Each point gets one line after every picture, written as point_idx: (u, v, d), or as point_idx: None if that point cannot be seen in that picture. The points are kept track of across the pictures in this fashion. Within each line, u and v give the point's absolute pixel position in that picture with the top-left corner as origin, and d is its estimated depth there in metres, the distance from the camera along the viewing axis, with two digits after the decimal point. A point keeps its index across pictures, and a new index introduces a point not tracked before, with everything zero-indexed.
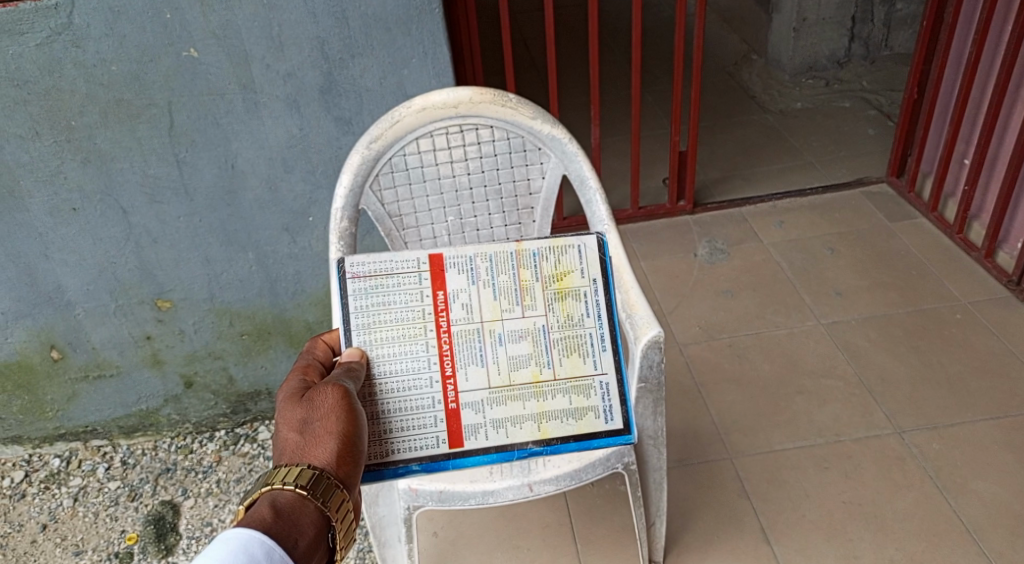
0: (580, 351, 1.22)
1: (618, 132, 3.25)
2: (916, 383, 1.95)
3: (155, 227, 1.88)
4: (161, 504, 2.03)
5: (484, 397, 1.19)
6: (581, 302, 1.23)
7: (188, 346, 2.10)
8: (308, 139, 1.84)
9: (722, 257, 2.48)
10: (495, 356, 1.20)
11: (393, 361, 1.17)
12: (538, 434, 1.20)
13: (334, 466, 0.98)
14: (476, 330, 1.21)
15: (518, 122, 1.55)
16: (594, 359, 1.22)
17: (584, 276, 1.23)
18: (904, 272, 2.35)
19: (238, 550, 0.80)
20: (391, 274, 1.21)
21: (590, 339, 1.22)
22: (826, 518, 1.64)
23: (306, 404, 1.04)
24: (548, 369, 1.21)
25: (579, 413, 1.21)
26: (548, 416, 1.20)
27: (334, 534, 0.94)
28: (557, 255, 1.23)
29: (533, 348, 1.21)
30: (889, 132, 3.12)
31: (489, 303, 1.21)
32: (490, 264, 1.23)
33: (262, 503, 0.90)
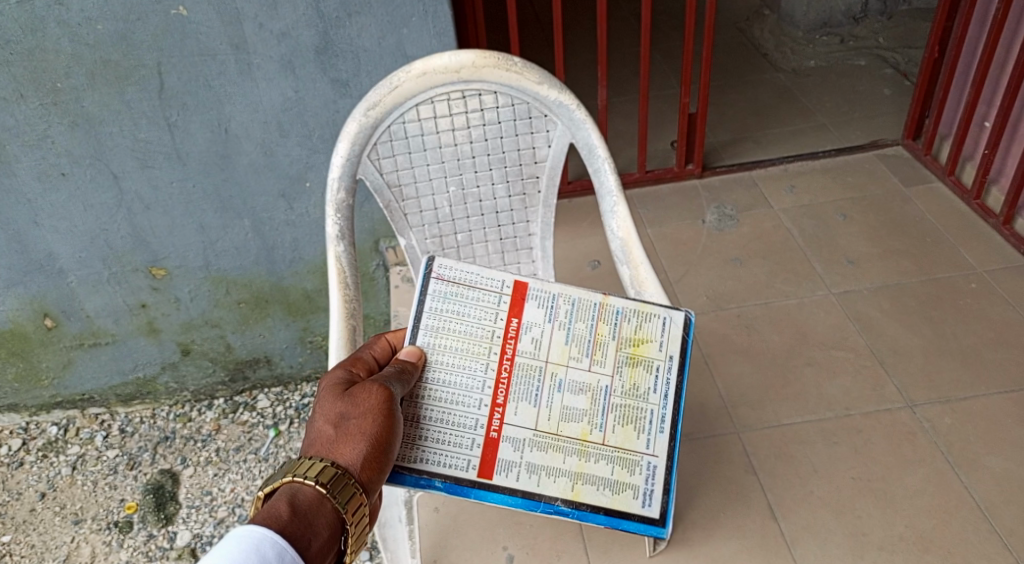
0: (636, 424, 1.21)
1: (624, 92, 3.15)
2: (929, 355, 1.90)
3: (147, 193, 1.81)
4: (160, 473, 2.01)
5: (527, 438, 1.18)
6: (651, 375, 1.22)
7: (184, 315, 2.06)
8: (304, 102, 1.77)
9: (731, 224, 2.41)
10: (546, 396, 1.19)
11: (450, 374, 1.17)
12: (570, 493, 1.18)
13: (359, 470, 0.98)
14: (538, 368, 1.20)
15: (524, 88, 1.48)
16: (648, 438, 1.21)
17: (661, 349, 1.23)
18: (918, 239, 2.28)
19: (250, 550, 0.80)
20: (472, 288, 1.22)
21: (649, 416, 1.21)
22: (835, 494, 1.61)
23: (348, 399, 1.03)
24: (598, 431, 1.20)
25: (617, 486, 1.19)
26: (584, 478, 1.18)
27: (346, 537, 0.94)
28: (640, 320, 1.23)
29: (593, 401, 1.20)
30: (906, 92, 3.01)
31: (561, 348, 1.21)
32: (572, 307, 1.23)
33: (281, 497, 0.90)
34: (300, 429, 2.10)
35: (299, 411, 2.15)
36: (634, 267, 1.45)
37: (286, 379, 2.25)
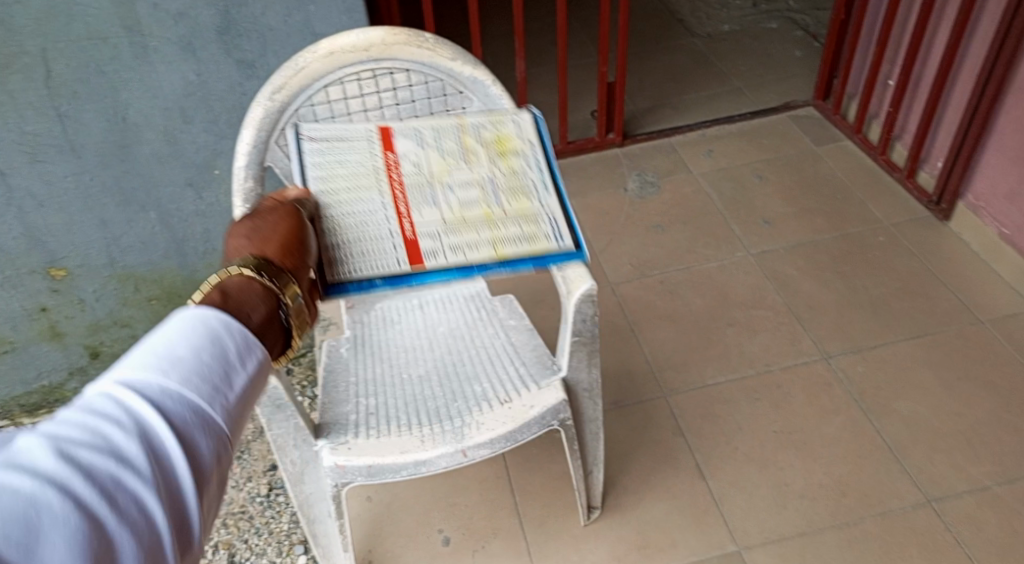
0: (527, 195, 1.21)
1: (543, 63, 3.14)
2: (842, 308, 1.98)
3: (38, 189, 1.69)
4: None
5: (436, 228, 1.15)
6: (523, 159, 1.27)
7: (90, 316, 1.96)
8: (208, 85, 1.70)
9: (653, 191, 2.44)
10: (441, 202, 1.19)
11: (352, 206, 1.17)
12: (494, 254, 1.11)
13: (281, 258, 0.91)
14: (416, 175, 1.23)
15: (437, 65, 1.45)
16: (541, 201, 1.21)
17: (523, 139, 1.32)
18: (830, 197, 2.36)
19: (194, 321, 0.69)
20: (343, 140, 1.30)
21: (534, 184, 1.23)
22: (758, 449, 1.67)
23: (248, 220, 0.97)
24: (496, 207, 1.19)
25: (532, 238, 1.14)
26: (502, 240, 1.13)
27: (290, 314, 0.85)
28: (497, 124, 1.33)
29: (468, 149, 1.28)
30: (815, 53, 3.09)
31: (437, 161, 1.25)
32: (434, 132, 1.31)
33: (205, 289, 0.80)
34: None
35: None
36: None
37: None
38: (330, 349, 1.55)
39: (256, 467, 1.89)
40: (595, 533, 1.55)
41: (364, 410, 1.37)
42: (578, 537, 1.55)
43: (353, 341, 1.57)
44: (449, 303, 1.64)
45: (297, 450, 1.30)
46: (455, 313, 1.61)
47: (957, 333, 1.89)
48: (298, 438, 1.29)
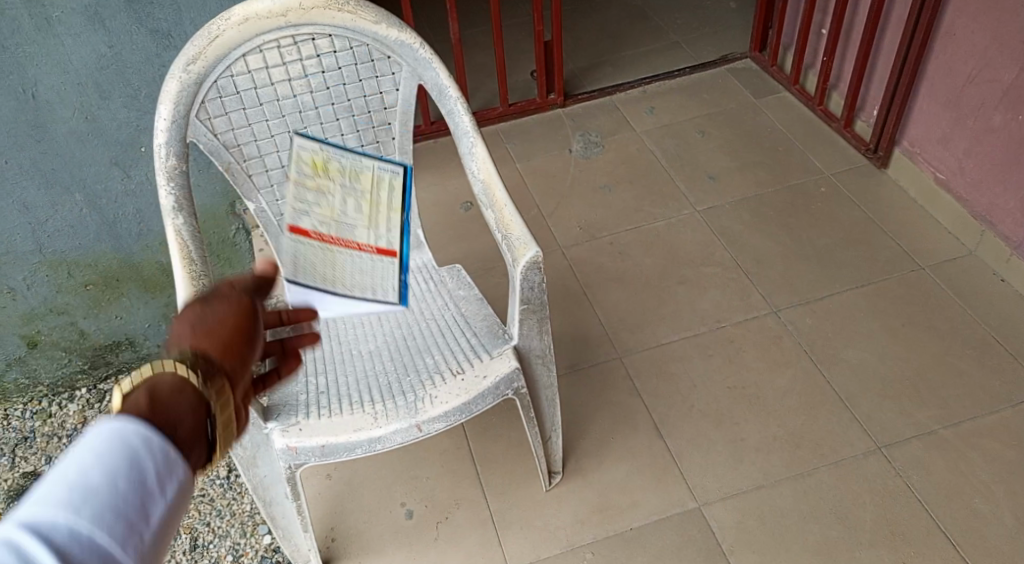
0: (356, 170, 1.40)
1: (479, 23, 3.06)
2: (788, 261, 2.00)
3: None
4: (24, 477, 1.91)
5: (369, 236, 1.42)
6: (330, 157, 1.40)
7: (24, 305, 1.93)
8: (122, 58, 1.69)
9: (597, 151, 2.42)
10: (356, 225, 1.42)
11: (348, 277, 1.45)
12: (397, 209, 1.45)
13: (220, 355, 0.81)
14: (330, 227, 1.41)
15: (361, 29, 1.38)
16: (358, 159, 1.41)
17: (314, 148, 1.38)
18: (771, 149, 2.37)
19: (106, 447, 0.63)
20: (293, 258, 1.43)
21: (348, 159, 1.40)
22: (714, 404, 1.69)
23: (200, 304, 0.86)
24: (365, 196, 1.41)
25: (393, 185, 1.46)
26: (388, 205, 1.44)
27: (215, 424, 0.75)
28: (298, 157, 1.40)
29: (321, 184, 1.39)
30: (751, 3, 3.08)
31: (323, 213, 1.40)
32: (297, 210, 1.39)
33: (136, 390, 0.71)
34: None
35: None
36: (499, 208, 1.34)
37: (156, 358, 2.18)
38: (274, 328, 1.49)
39: None
40: (557, 498, 1.54)
41: (314, 388, 1.32)
42: (541, 503, 1.54)
43: None
44: None
45: (245, 434, 1.22)
46: (401, 286, 1.56)
47: (899, 281, 1.93)
48: (245, 422, 1.21)
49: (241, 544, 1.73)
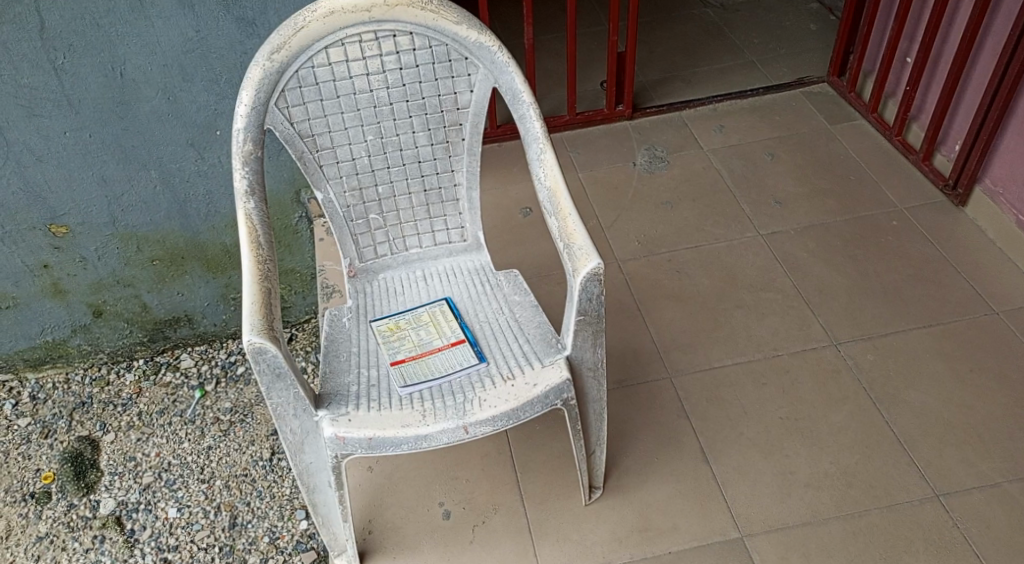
0: (419, 341, 1.43)
1: (552, 30, 3.06)
2: (853, 293, 1.95)
3: (37, 144, 1.78)
4: (78, 440, 2.03)
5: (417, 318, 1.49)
6: (402, 329, 1.47)
7: (93, 274, 2.07)
8: (207, 43, 1.74)
9: (662, 166, 2.39)
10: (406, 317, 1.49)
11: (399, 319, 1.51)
12: (441, 310, 1.50)
13: None
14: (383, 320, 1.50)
15: (442, 28, 1.39)
16: (421, 330, 1.46)
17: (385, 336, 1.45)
18: (843, 177, 2.31)
19: None
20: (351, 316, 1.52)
21: (415, 332, 1.45)
22: (764, 434, 1.65)
23: None
24: (418, 325, 1.47)
25: (443, 315, 1.49)
26: (437, 317, 1.49)
27: None
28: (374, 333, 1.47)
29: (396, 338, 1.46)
30: (831, 27, 3.01)
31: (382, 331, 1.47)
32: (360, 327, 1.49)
33: None
34: (227, 388, 2.14)
35: (226, 369, 2.21)
36: (563, 216, 1.32)
37: (210, 337, 2.30)
38: (332, 318, 1.51)
39: (259, 431, 2.01)
40: (596, 513, 1.52)
41: (365, 381, 1.34)
42: (579, 516, 1.52)
43: (355, 311, 1.53)
44: (453, 275, 1.60)
45: (296, 420, 1.24)
46: (457, 286, 1.57)
47: (970, 324, 1.85)
48: (298, 408, 1.22)
49: (277, 527, 1.77)
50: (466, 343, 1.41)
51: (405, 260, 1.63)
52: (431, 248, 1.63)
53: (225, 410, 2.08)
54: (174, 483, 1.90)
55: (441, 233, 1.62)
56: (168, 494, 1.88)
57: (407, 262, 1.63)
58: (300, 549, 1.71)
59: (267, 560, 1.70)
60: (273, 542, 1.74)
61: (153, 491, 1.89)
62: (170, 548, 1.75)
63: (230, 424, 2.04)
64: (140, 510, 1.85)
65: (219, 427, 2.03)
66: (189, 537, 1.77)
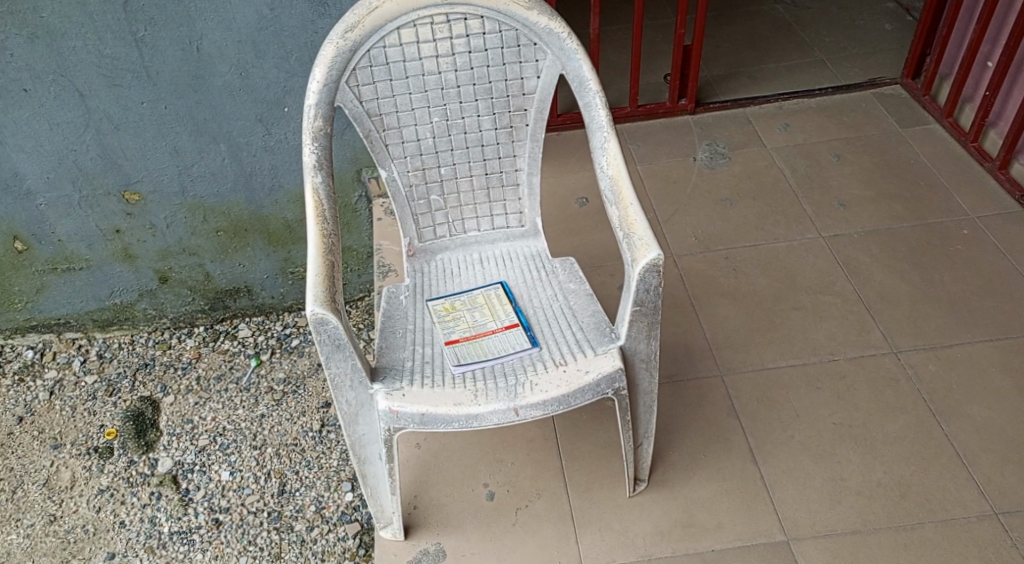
0: (474, 322, 1.45)
1: (617, 21, 3.04)
2: (916, 301, 1.89)
3: (116, 113, 1.86)
4: (140, 400, 2.12)
5: (473, 300, 1.51)
6: (458, 309, 1.49)
7: (161, 241, 2.15)
8: (280, 21, 1.78)
9: (723, 162, 2.36)
10: (463, 299, 1.52)
11: (454, 298, 1.53)
12: (497, 294, 1.52)
13: None
14: (439, 299, 1.52)
15: (512, 13, 1.40)
16: (476, 312, 1.48)
17: (441, 315, 1.48)
18: (912, 182, 2.24)
19: None
20: (408, 292, 1.55)
21: (470, 313, 1.47)
22: (815, 438, 1.62)
23: None
24: (474, 307, 1.49)
25: (498, 299, 1.51)
26: (492, 301, 1.50)
27: None
28: (431, 311, 1.49)
29: (451, 316, 1.48)
30: (908, 27, 2.92)
31: (438, 309, 1.49)
32: (417, 302, 1.52)
33: None
34: (282, 359, 2.20)
35: (281, 341, 2.27)
36: (624, 206, 1.32)
37: (267, 309, 2.37)
38: (389, 295, 1.54)
39: (310, 403, 2.07)
40: (640, 505, 1.52)
41: (419, 357, 1.36)
42: (622, 507, 1.53)
43: (412, 290, 1.55)
44: (509, 260, 1.62)
45: (352, 391, 1.27)
46: (513, 271, 1.58)
47: None
48: (354, 379, 1.25)
49: (324, 497, 1.82)
50: (519, 327, 1.42)
51: (463, 243, 1.64)
52: (489, 232, 1.65)
53: (278, 380, 2.14)
54: (228, 447, 1.97)
55: (499, 218, 1.64)
56: (222, 458, 1.95)
57: (464, 245, 1.65)
58: (345, 519, 1.76)
59: (313, 528, 1.75)
60: (320, 511, 1.79)
61: (208, 454, 1.96)
62: (223, 510, 1.82)
63: (283, 394, 2.10)
64: (195, 471, 1.92)
65: (273, 397, 2.09)
66: (240, 501, 1.83)
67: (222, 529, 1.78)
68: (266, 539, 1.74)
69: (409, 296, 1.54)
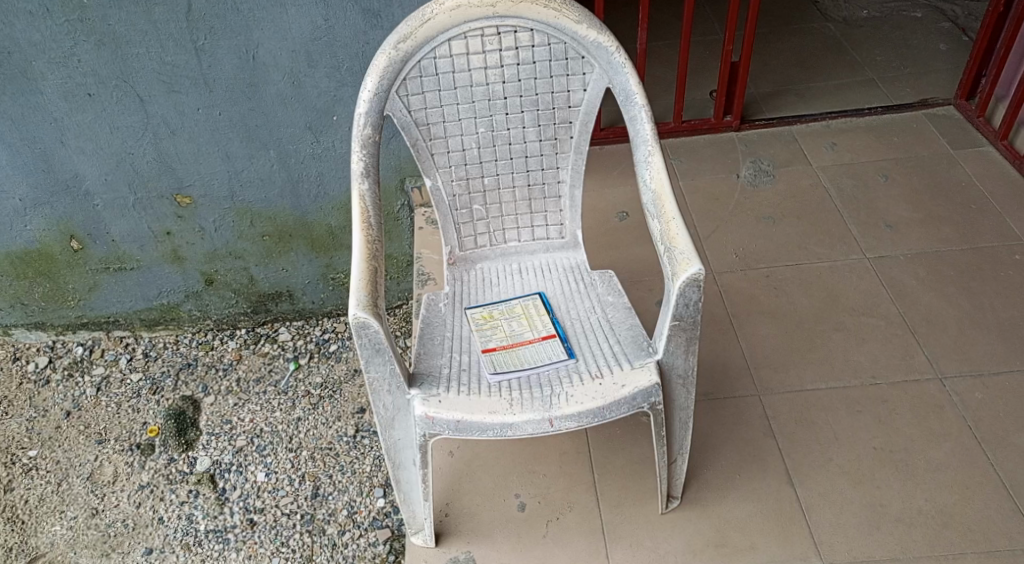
0: (511, 331, 1.46)
1: (664, 37, 3.04)
2: (964, 326, 1.85)
3: (173, 118, 1.92)
4: (182, 399, 2.17)
5: (511, 309, 1.52)
6: (497, 317, 1.50)
7: (208, 244, 2.21)
8: (333, 31, 1.83)
9: (767, 180, 2.33)
10: (502, 308, 1.53)
11: (492, 306, 1.54)
12: (535, 304, 1.53)
13: None
14: (479, 307, 1.54)
15: (562, 27, 1.42)
16: (514, 321, 1.49)
17: (479, 322, 1.49)
18: (962, 205, 2.19)
19: None
20: (447, 298, 1.57)
21: (508, 322, 1.49)
22: (855, 462, 1.59)
23: None
24: (512, 316, 1.50)
25: (537, 309, 1.51)
26: (530, 311, 1.51)
27: None
28: (469, 317, 1.51)
29: (490, 324, 1.49)
30: (963, 48, 2.86)
31: (477, 316, 1.51)
32: (456, 308, 1.54)
33: None
34: (319, 363, 2.24)
35: (319, 346, 2.31)
36: (666, 220, 1.32)
37: (307, 314, 2.42)
38: (429, 302, 1.56)
39: (346, 408, 2.09)
40: (672, 523, 1.51)
41: (457, 364, 1.38)
42: (654, 524, 1.51)
43: (451, 297, 1.57)
44: (548, 271, 1.62)
45: (390, 396, 1.28)
46: (552, 282, 1.59)
47: None
48: (392, 384, 1.27)
49: (356, 502, 1.84)
50: (556, 338, 1.42)
51: (503, 253, 1.66)
52: (529, 242, 1.66)
53: (316, 384, 2.17)
54: (264, 449, 2.00)
55: (540, 229, 1.65)
56: (258, 459, 1.98)
57: (504, 254, 1.66)
58: (376, 525, 1.77)
59: (344, 532, 1.77)
60: (351, 516, 1.81)
61: (245, 454, 2.00)
62: (257, 510, 1.85)
63: (319, 398, 2.13)
64: (233, 470, 1.96)
65: (310, 400, 2.12)
66: (274, 502, 1.86)
67: (256, 529, 1.81)
68: (298, 541, 1.77)
69: (449, 302, 1.56)
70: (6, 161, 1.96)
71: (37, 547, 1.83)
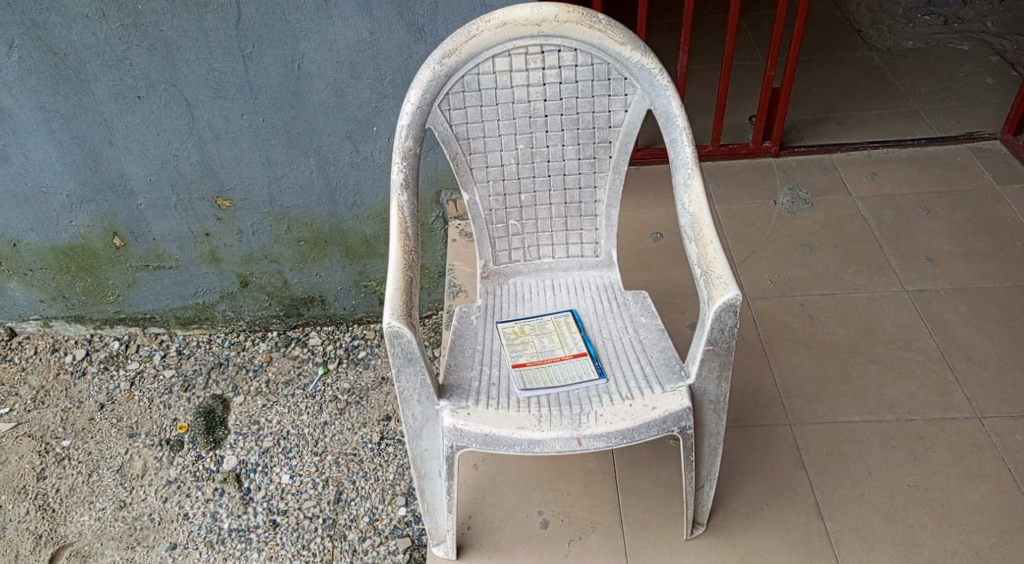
0: (542, 345, 1.46)
1: (706, 61, 3.04)
2: (1005, 366, 1.80)
3: (217, 122, 1.97)
4: (211, 398, 2.20)
5: (542, 323, 1.53)
6: (529, 332, 1.51)
7: (246, 247, 2.25)
8: (378, 44, 1.86)
9: (805, 207, 2.31)
10: (533, 323, 1.53)
11: (523, 321, 1.54)
12: (566, 320, 1.53)
13: None
14: (509, 321, 1.54)
15: (606, 47, 1.42)
16: (545, 336, 1.49)
17: (509, 336, 1.49)
18: (1007, 242, 2.14)
19: None
20: (477, 311, 1.58)
21: (539, 337, 1.49)
22: (887, 499, 1.56)
23: None
24: (543, 331, 1.50)
25: (567, 324, 1.52)
26: (562, 326, 1.51)
27: None
28: (500, 331, 1.51)
29: (522, 338, 1.49)
30: (1011, 82, 2.82)
31: (508, 330, 1.51)
32: (485, 321, 1.55)
33: None
34: (348, 369, 2.26)
35: (348, 352, 2.33)
36: (704, 243, 1.31)
37: (338, 319, 2.45)
38: (461, 315, 1.57)
39: (372, 415, 2.10)
40: (697, 549, 1.49)
41: (486, 378, 1.38)
42: (679, 550, 1.49)
43: (483, 311, 1.58)
44: (580, 289, 1.62)
45: (419, 406, 1.28)
46: (585, 300, 1.59)
47: None
48: (422, 394, 1.27)
49: (378, 509, 1.84)
50: (588, 356, 1.42)
51: (537, 268, 1.67)
52: (564, 259, 1.66)
53: (343, 390, 2.18)
54: (290, 451, 2.02)
55: (575, 247, 1.65)
56: (284, 461, 2.00)
57: (538, 270, 1.67)
58: (396, 534, 1.78)
59: (365, 539, 1.78)
60: (372, 522, 1.81)
61: (271, 455, 2.01)
62: (280, 511, 1.86)
63: (346, 404, 2.14)
64: (258, 471, 1.98)
65: (336, 406, 2.14)
66: (297, 504, 1.87)
67: (278, 530, 1.82)
68: (319, 545, 1.77)
69: (479, 316, 1.56)
70: (57, 158, 2.02)
71: (64, 537, 1.86)
